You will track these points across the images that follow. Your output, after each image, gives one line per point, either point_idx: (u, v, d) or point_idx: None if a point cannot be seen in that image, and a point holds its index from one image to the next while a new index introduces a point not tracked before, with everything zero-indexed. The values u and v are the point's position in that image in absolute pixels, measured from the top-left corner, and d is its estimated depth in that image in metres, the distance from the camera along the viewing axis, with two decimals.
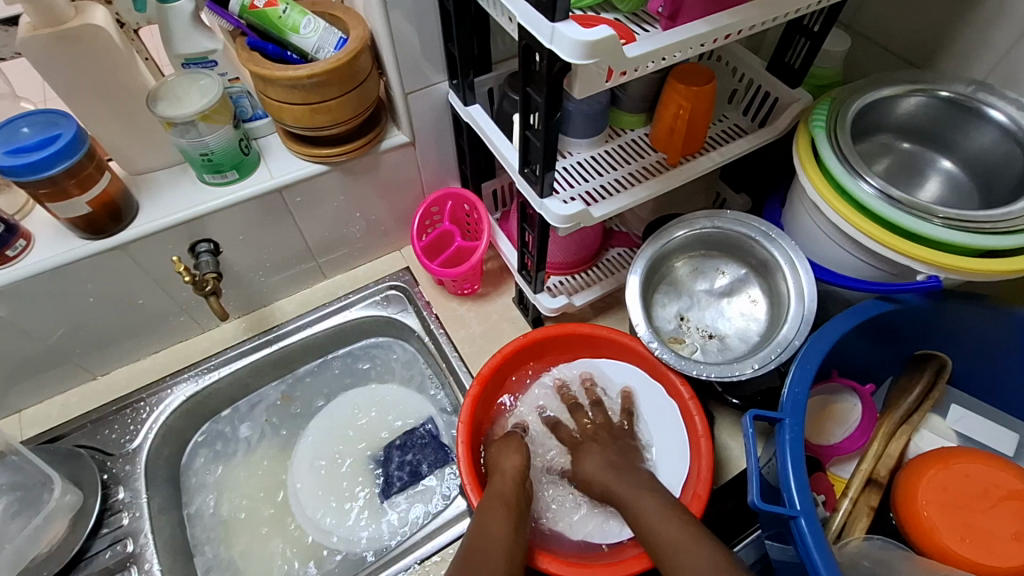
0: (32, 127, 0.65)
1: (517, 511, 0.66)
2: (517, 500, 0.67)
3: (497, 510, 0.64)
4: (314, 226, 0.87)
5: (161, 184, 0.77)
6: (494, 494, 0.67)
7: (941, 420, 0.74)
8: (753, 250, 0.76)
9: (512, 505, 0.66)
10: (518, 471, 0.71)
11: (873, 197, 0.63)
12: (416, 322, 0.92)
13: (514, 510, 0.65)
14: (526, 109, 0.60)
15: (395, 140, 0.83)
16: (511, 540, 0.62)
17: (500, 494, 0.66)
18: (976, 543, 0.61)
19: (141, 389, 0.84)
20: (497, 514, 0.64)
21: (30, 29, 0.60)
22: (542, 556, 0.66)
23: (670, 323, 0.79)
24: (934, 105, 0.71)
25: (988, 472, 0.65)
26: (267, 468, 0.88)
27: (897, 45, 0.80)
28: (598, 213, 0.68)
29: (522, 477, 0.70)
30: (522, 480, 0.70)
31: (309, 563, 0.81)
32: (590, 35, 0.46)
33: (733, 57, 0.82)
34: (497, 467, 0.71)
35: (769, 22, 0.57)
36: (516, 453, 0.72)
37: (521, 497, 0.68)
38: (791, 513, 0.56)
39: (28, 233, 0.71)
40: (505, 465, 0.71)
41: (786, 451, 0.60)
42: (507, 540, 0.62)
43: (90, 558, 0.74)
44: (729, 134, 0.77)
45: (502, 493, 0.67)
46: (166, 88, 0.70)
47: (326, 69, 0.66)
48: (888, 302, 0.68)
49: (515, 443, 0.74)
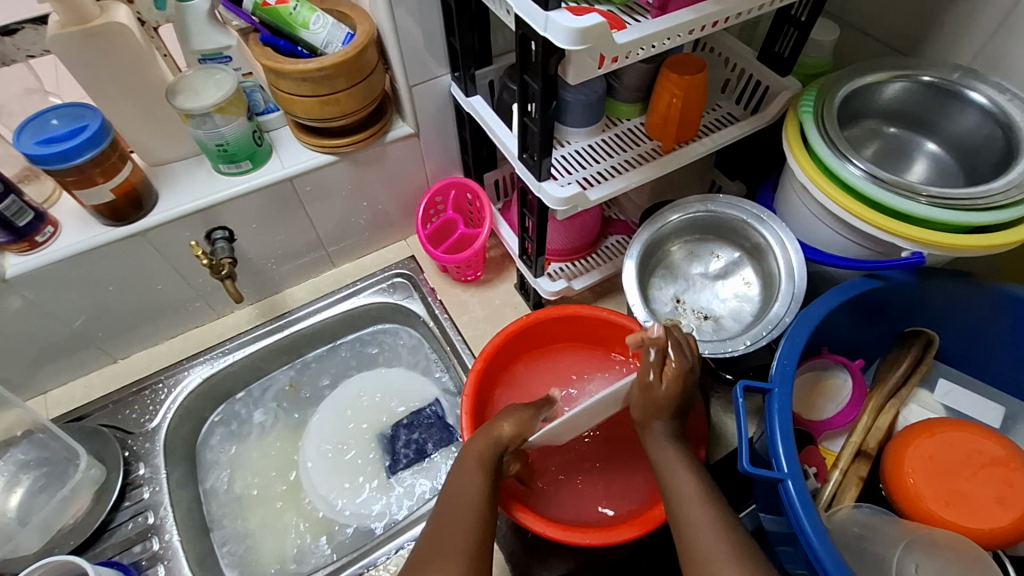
0: (61, 119, 0.68)
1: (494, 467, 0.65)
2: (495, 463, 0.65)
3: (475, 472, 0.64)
4: (324, 216, 0.91)
5: (179, 174, 0.81)
6: (469, 459, 0.66)
7: (930, 395, 0.76)
8: (746, 233, 0.79)
9: (486, 466, 0.65)
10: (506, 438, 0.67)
11: (860, 179, 0.66)
12: (421, 308, 0.96)
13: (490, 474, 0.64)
14: (524, 97, 0.63)
15: (400, 131, 0.86)
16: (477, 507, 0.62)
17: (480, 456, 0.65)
18: (959, 507, 0.63)
19: (158, 372, 0.88)
20: (474, 470, 0.64)
21: (59, 27, 0.64)
22: (523, 511, 0.68)
23: (667, 306, 0.81)
24: (917, 90, 0.73)
25: (971, 439, 0.67)
26: (280, 448, 0.92)
27: (883, 34, 0.82)
28: (594, 197, 0.71)
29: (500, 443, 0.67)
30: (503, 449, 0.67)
31: (321, 538, 0.85)
32: (582, 21, 0.49)
33: (725, 48, 0.84)
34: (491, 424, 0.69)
35: (756, 11, 0.61)
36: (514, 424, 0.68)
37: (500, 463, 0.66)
38: (779, 476, 0.59)
39: (55, 220, 0.75)
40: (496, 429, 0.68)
41: (774, 419, 0.63)
42: (474, 504, 0.62)
43: (112, 530, 0.77)
44: (722, 122, 0.80)
45: (479, 458, 0.65)
46: (183, 82, 0.74)
47: (335, 63, 0.70)
48: (874, 280, 0.71)
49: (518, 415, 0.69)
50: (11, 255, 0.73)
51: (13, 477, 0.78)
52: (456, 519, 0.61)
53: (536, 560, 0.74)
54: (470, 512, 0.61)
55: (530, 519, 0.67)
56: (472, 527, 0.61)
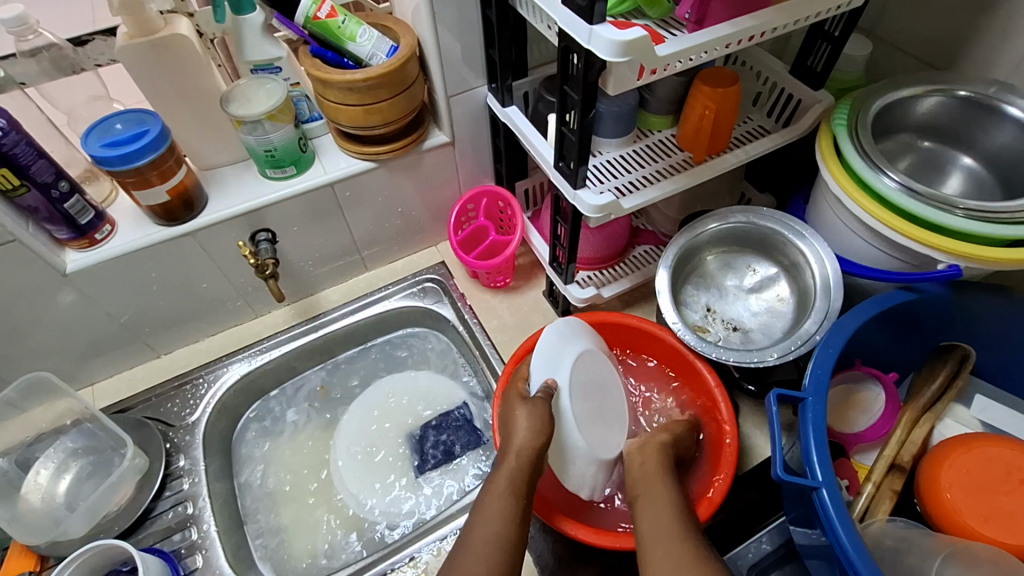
0: (125, 124, 0.73)
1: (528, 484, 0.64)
2: (525, 489, 0.64)
3: (504, 495, 0.63)
4: (360, 221, 0.94)
5: (227, 178, 0.85)
6: (494, 490, 0.64)
7: (965, 410, 0.74)
8: (785, 249, 0.79)
9: (518, 495, 0.63)
10: (532, 451, 0.65)
11: (894, 191, 0.66)
12: (451, 313, 0.98)
13: (520, 501, 0.63)
14: (563, 108, 0.65)
15: (436, 140, 0.89)
16: (511, 528, 0.61)
17: (508, 480, 0.64)
18: (999, 524, 0.62)
19: (199, 368, 0.92)
20: (502, 495, 0.63)
21: (127, 37, 0.69)
22: (568, 522, 0.69)
23: (697, 313, 0.82)
24: (952, 104, 0.74)
25: (1011, 456, 0.66)
26: (312, 447, 0.94)
27: (917, 48, 0.83)
28: (628, 205, 0.72)
29: (533, 454, 0.65)
30: (531, 464, 0.65)
31: (351, 534, 0.86)
32: (626, 35, 0.51)
33: (757, 62, 0.86)
34: (509, 446, 0.65)
35: (791, 25, 0.62)
36: (531, 430, 0.65)
37: (530, 484, 0.64)
38: (813, 484, 0.59)
39: (112, 219, 0.79)
40: (514, 443, 0.65)
41: (809, 428, 0.63)
42: (501, 539, 0.60)
43: (153, 518, 0.80)
44: (754, 134, 0.81)
45: (508, 488, 0.63)
46: (237, 91, 0.78)
47: (380, 74, 0.73)
48: (909, 293, 0.70)
49: (531, 416, 0.66)
50: (71, 251, 0.77)
51: (62, 464, 0.81)
52: (480, 554, 0.60)
53: (564, 563, 0.75)
54: (504, 548, 0.60)
55: (564, 523, 0.69)
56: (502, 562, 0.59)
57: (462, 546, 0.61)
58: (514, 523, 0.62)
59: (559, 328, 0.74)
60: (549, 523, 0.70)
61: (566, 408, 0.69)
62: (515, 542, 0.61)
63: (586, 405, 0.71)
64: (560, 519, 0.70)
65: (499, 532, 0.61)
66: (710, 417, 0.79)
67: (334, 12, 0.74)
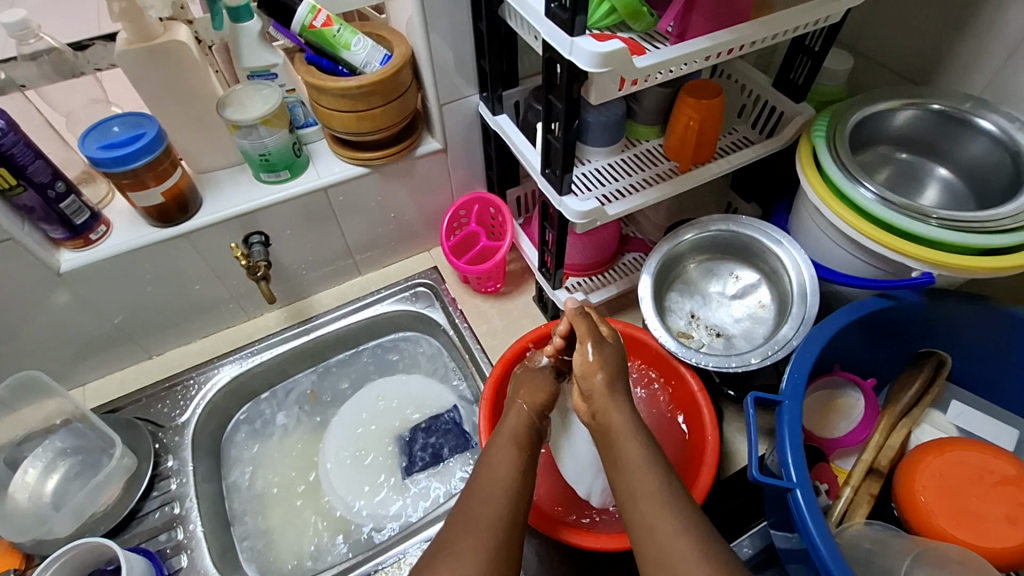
0: (121, 127, 0.74)
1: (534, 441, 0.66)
2: (528, 442, 0.65)
3: (506, 448, 0.64)
4: (354, 226, 0.96)
5: (222, 182, 0.86)
6: (500, 441, 0.65)
7: (942, 415, 0.77)
8: (764, 256, 0.81)
9: (521, 445, 0.64)
10: (535, 407, 0.68)
11: (871, 202, 0.68)
12: (442, 317, 0.99)
13: (522, 450, 0.64)
14: (549, 117, 0.67)
15: (429, 147, 0.91)
16: (515, 477, 0.61)
17: (510, 431, 0.65)
18: (970, 526, 0.63)
19: (190, 369, 0.93)
20: (504, 449, 0.63)
21: (126, 43, 0.70)
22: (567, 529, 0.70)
23: (681, 320, 0.84)
24: (928, 117, 0.76)
25: (982, 459, 0.67)
26: (302, 449, 0.95)
27: (896, 64, 0.86)
28: (613, 212, 0.74)
29: (537, 409, 0.68)
30: (537, 418, 0.68)
31: (338, 536, 0.87)
32: (605, 47, 0.53)
33: (741, 75, 0.88)
34: (512, 403, 0.69)
35: (771, 39, 0.65)
36: (533, 388, 0.69)
37: (533, 436, 0.66)
38: (787, 485, 0.60)
39: (107, 220, 0.81)
40: (517, 399, 0.68)
41: (784, 430, 0.64)
42: (504, 486, 0.60)
43: (140, 518, 0.80)
44: (738, 145, 0.83)
45: (512, 439, 0.64)
46: (233, 96, 0.79)
47: (373, 81, 0.75)
48: (886, 300, 0.72)
49: (543, 380, 0.70)
50: (66, 251, 0.78)
51: (50, 463, 0.81)
52: (484, 500, 0.59)
53: (548, 564, 0.76)
54: (495, 507, 0.58)
55: (559, 531, 0.70)
56: (502, 510, 0.58)
57: (466, 497, 0.61)
58: (517, 470, 0.62)
59: None
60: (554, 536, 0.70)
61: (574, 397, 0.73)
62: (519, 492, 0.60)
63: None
64: (565, 530, 0.70)
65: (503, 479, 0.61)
66: (694, 425, 0.80)
67: (329, 21, 0.76)
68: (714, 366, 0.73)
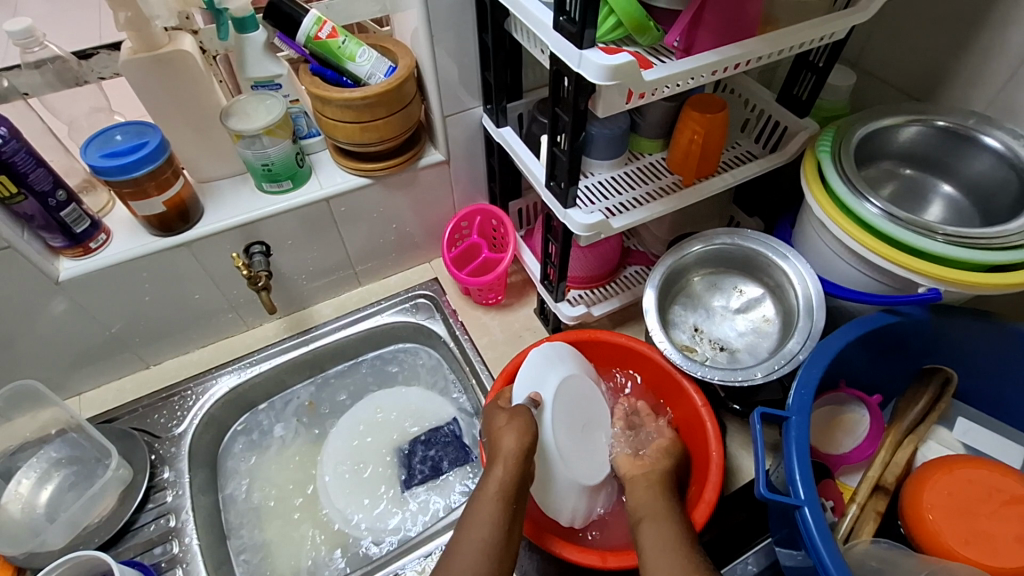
0: (124, 135, 0.74)
1: (520, 489, 0.65)
2: (514, 495, 0.65)
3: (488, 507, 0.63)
4: (355, 237, 0.96)
5: (224, 191, 0.86)
6: (485, 496, 0.64)
7: (948, 432, 0.76)
8: (769, 269, 0.81)
9: (506, 500, 0.64)
10: (519, 452, 0.66)
11: (877, 217, 0.68)
12: (443, 329, 0.99)
13: (507, 503, 0.64)
14: (554, 129, 0.67)
15: (432, 158, 0.91)
16: (497, 535, 0.62)
17: (496, 484, 0.64)
18: (979, 545, 0.62)
19: (188, 380, 0.92)
20: (487, 511, 0.63)
21: (131, 52, 0.70)
22: (557, 541, 0.69)
23: (685, 333, 0.83)
24: (931, 133, 0.76)
25: (991, 477, 0.67)
26: (299, 462, 0.94)
27: (898, 80, 0.86)
28: (618, 225, 0.74)
29: (520, 457, 0.65)
30: (523, 464, 0.66)
31: (336, 551, 0.85)
32: (614, 61, 0.53)
33: (745, 90, 0.89)
34: (497, 450, 0.66)
35: (777, 54, 0.65)
36: (518, 432, 0.66)
37: (519, 483, 0.65)
38: (796, 502, 0.59)
39: (108, 228, 0.80)
40: (502, 447, 0.66)
41: (791, 446, 0.63)
42: (486, 545, 0.61)
43: (135, 531, 0.79)
44: (742, 159, 0.83)
45: (496, 496, 0.64)
46: (237, 105, 0.79)
47: (377, 92, 0.75)
48: (892, 316, 0.72)
49: (522, 422, 0.67)
50: (65, 259, 0.77)
51: (44, 474, 0.80)
52: (469, 560, 0.60)
53: None
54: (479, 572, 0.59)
55: (548, 542, 0.69)
56: (484, 571, 0.60)
57: (450, 550, 0.62)
58: (499, 529, 0.62)
59: (544, 350, 0.77)
60: (540, 545, 0.70)
61: (547, 421, 0.71)
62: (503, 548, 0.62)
63: (568, 424, 0.73)
64: (557, 543, 0.69)
65: (488, 541, 0.61)
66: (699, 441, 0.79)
67: (334, 33, 0.76)
68: (721, 380, 0.72)
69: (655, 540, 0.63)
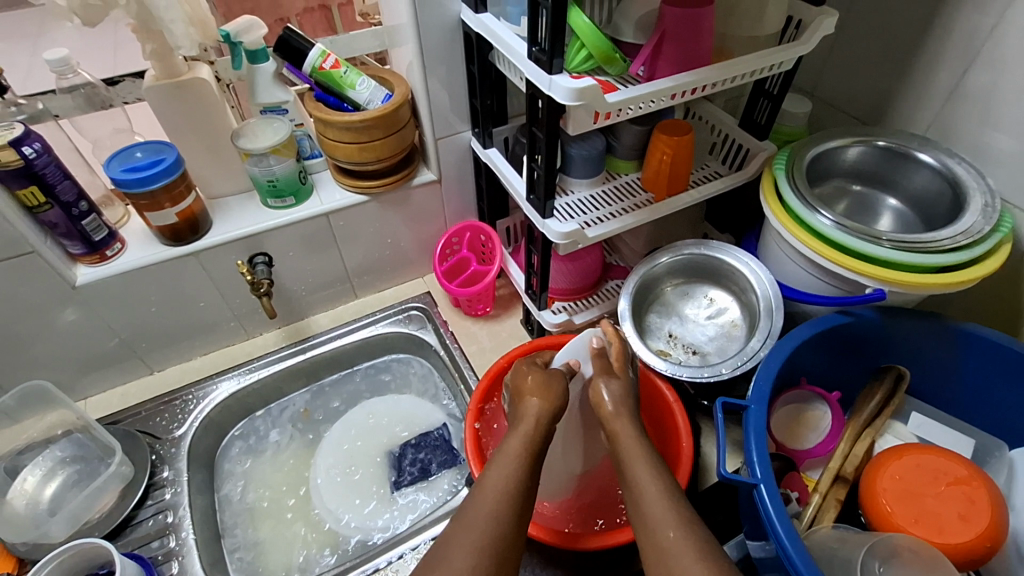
0: (143, 152, 0.81)
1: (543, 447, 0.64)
2: (539, 453, 0.63)
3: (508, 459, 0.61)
4: (353, 252, 1.02)
5: (231, 207, 0.93)
6: (508, 450, 0.63)
7: (904, 426, 0.83)
8: (734, 277, 0.87)
9: (532, 455, 0.63)
10: (543, 414, 0.66)
11: (828, 228, 0.75)
12: (434, 338, 1.04)
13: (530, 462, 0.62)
14: (533, 148, 0.74)
15: (425, 178, 0.99)
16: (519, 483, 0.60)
17: (518, 442, 0.63)
18: (927, 525, 0.67)
19: (190, 385, 0.96)
20: (510, 463, 0.61)
21: (154, 79, 0.79)
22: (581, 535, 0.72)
23: (660, 339, 0.89)
24: (875, 153, 0.84)
25: (937, 461, 0.71)
26: (293, 464, 0.97)
27: (849, 107, 0.95)
28: (593, 234, 0.81)
29: (550, 418, 0.65)
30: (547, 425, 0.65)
31: (325, 550, 0.88)
32: (579, 84, 0.61)
33: (710, 116, 0.97)
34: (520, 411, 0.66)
35: (731, 82, 0.73)
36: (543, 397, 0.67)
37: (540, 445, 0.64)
38: (752, 481, 0.64)
39: (123, 238, 0.86)
40: (526, 410, 0.66)
41: (750, 432, 0.69)
42: (509, 489, 0.59)
43: (134, 526, 0.82)
44: (709, 178, 0.91)
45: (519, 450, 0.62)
46: (247, 128, 0.87)
47: (375, 116, 0.83)
48: (845, 317, 0.78)
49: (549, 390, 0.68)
50: (82, 266, 0.83)
51: (49, 472, 0.84)
52: (487, 509, 0.58)
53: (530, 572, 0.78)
54: (498, 524, 0.57)
55: (575, 538, 0.72)
56: (507, 514, 0.58)
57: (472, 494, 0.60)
58: (522, 482, 0.60)
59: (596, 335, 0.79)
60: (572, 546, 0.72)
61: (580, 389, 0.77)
62: (522, 504, 0.60)
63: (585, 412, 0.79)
64: (584, 538, 0.72)
65: (508, 490, 0.59)
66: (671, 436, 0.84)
67: (337, 64, 0.84)
68: (690, 377, 0.78)
69: (651, 496, 0.58)
